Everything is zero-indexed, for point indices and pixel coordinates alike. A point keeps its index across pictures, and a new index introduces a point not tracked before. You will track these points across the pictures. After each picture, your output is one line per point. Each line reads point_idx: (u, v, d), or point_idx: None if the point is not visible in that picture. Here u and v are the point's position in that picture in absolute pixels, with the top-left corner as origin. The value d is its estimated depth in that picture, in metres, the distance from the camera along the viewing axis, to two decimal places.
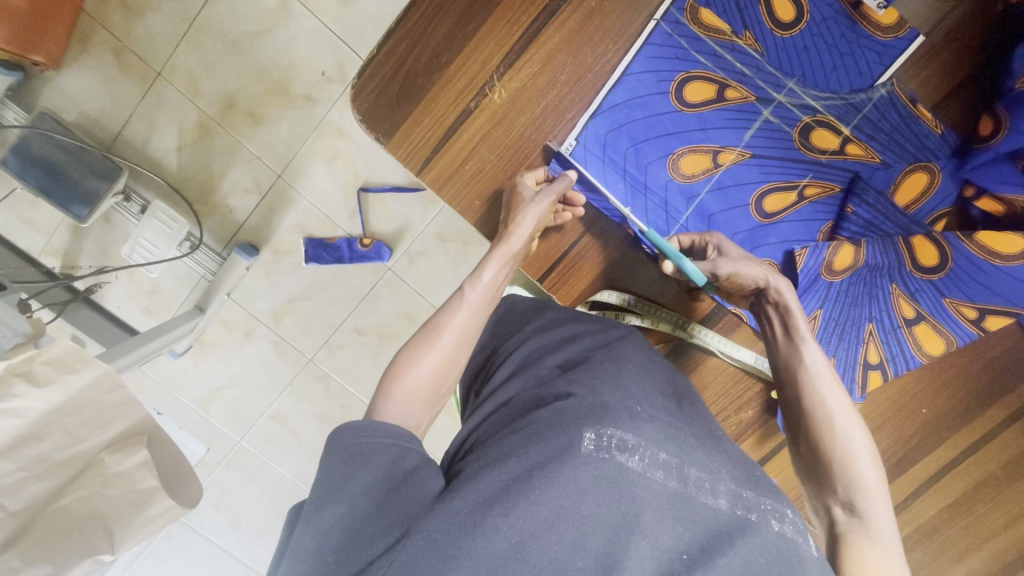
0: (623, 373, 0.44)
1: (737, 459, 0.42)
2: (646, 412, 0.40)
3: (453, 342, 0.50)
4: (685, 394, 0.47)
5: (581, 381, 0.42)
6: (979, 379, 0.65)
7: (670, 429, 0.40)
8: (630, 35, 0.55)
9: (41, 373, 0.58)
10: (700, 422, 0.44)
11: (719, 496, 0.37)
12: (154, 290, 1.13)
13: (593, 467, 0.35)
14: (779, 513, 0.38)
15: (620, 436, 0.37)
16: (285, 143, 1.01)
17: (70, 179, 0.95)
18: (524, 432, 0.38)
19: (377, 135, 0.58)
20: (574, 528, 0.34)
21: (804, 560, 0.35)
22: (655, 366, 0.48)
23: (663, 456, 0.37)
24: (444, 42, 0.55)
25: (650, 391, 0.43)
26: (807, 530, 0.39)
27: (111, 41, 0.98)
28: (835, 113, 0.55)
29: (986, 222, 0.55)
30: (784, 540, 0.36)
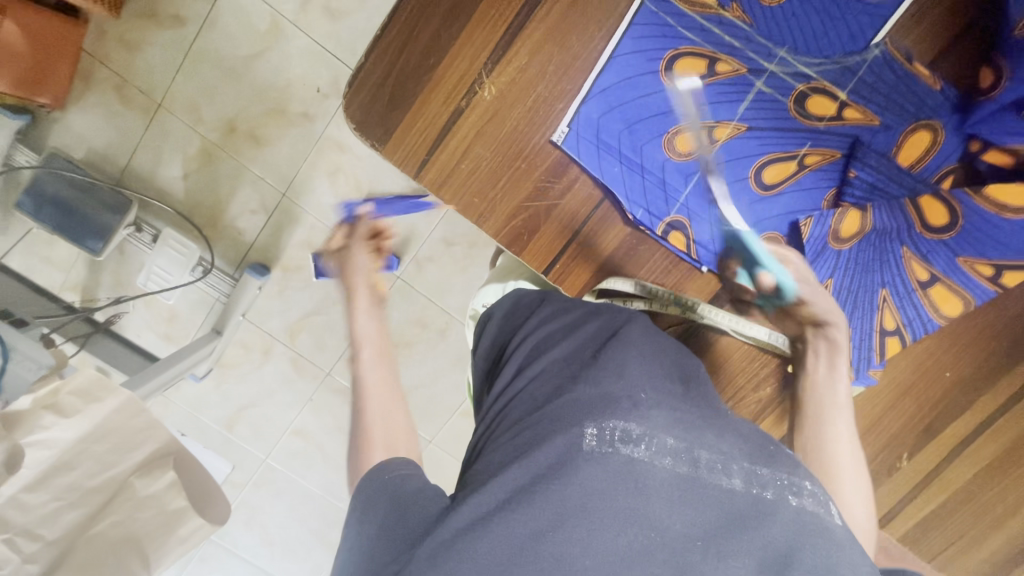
0: (628, 358, 0.42)
1: (750, 434, 0.40)
2: (651, 399, 0.39)
3: (377, 397, 0.54)
4: (693, 377, 0.46)
5: (582, 370, 0.41)
6: (1004, 338, 0.63)
7: (679, 411, 0.38)
8: (614, 19, 0.55)
9: (67, 403, 0.61)
10: (709, 401, 0.42)
11: (734, 477, 0.36)
12: (171, 317, 1.15)
13: (597, 464, 0.34)
14: (796, 488, 0.37)
15: (624, 427, 0.36)
16: (287, 162, 1.02)
17: (84, 215, 0.98)
18: (525, 431, 0.37)
19: (372, 142, 0.58)
20: (583, 528, 0.33)
21: (825, 536, 0.35)
22: (661, 347, 0.46)
23: (670, 442, 0.36)
24: (430, 44, 0.55)
25: (657, 372, 0.41)
26: (828, 499, 0.38)
27: (111, 77, 1.00)
28: (830, 79, 0.55)
29: (994, 175, 0.54)
30: (803, 517, 0.35)
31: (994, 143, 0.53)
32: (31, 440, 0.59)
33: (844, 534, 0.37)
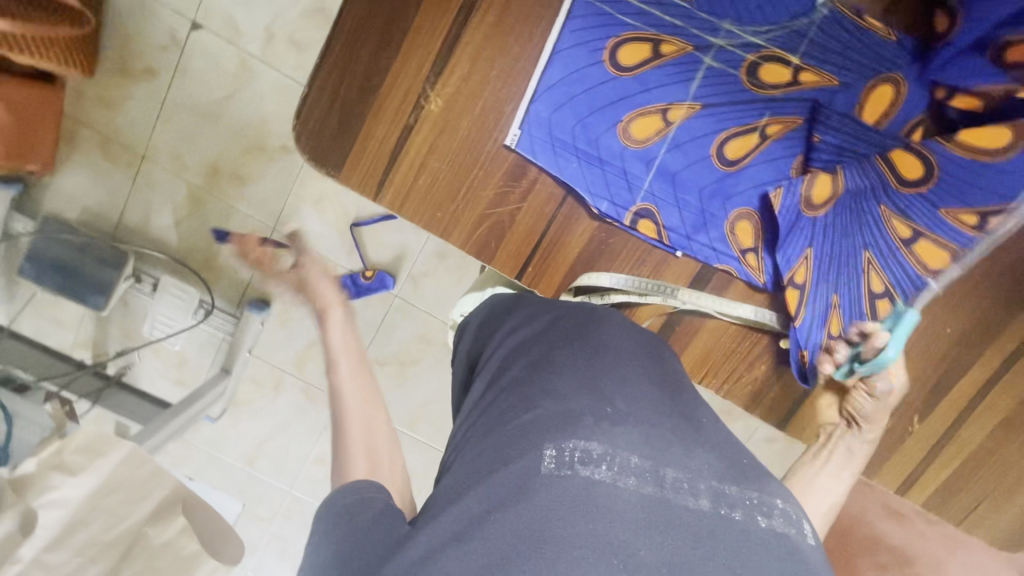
0: (591, 372, 0.40)
1: (722, 448, 0.38)
2: (614, 416, 0.36)
3: (357, 410, 0.56)
4: (677, 385, 0.44)
5: (542, 389, 0.39)
6: (1004, 286, 0.61)
7: (646, 427, 0.36)
8: (551, 16, 0.54)
9: (73, 462, 0.63)
10: (680, 411, 0.40)
11: (700, 497, 0.33)
12: (181, 361, 1.17)
13: (553, 486, 0.32)
14: (765, 507, 0.34)
15: (584, 447, 0.34)
16: (273, 196, 1.03)
17: (83, 273, 1.00)
18: (480, 457, 0.35)
19: (327, 169, 0.58)
20: (537, 560, 0.29)
21: (796, 560, 0.32)
22: (631, 356, 0.44)
23: (634, 461, 0.34)
24: (371, 65, 0.55)
25: (628, 382, 0.40)
26: (800, 518, 0.35)
27: (93, 135, 1.02)
28: (780, 45, 0.54)
29: (965, 120, 0.51)
30: (772, 540, 0.32)
31: (959, 87, 0.50)
32: (44, 501, 0.61)
33: (819, 556, 0.34)
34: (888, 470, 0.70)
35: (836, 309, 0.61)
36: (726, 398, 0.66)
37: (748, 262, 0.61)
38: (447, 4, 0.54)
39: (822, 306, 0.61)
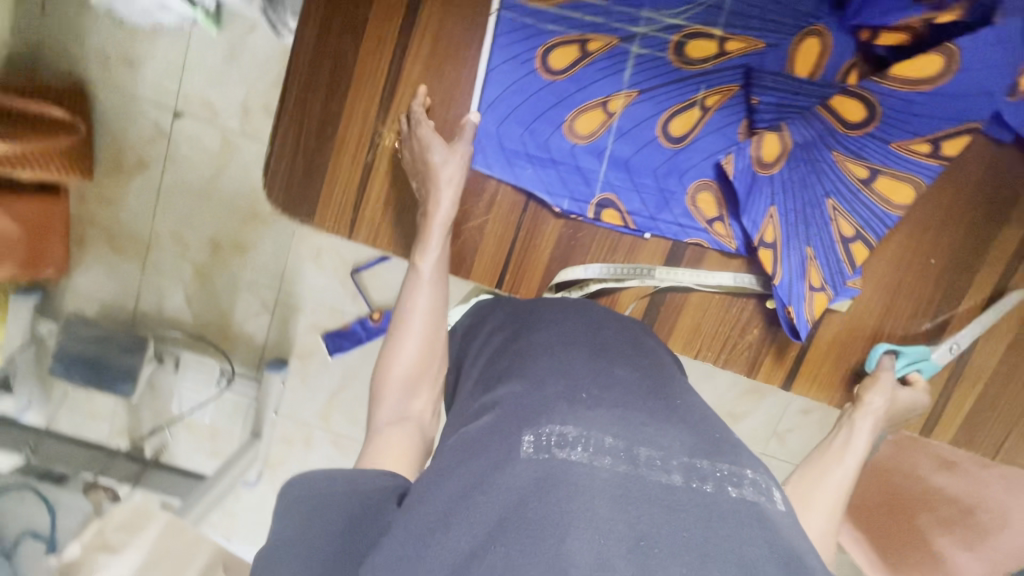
0: (571, 365, 0.41)
1: (698, 424, 0.38)
2: (590, 399, 0.37)
3: (426, 322, 0.55)
4: (659, 367, 0.45)
5: (517, 386, 0.39)
6: (978, 208, 0.61)
7: (620, 411, 0.37)
8: (479, 39, 0.57)
9: (116, 538, 0.72)
10: (661, 394, 0.40)
11: (673, 472, 0.32)
12: (212, 433, 1.17)
13: (530, 468, 0.32)
14: (737, 478, 0.33)
15: (559, 432, 0.34)
16: (273, 259, 1.07)
17: (109, 362, 1.06)
18: (464, 450, 0.35)
19: (301, 216, 0.62)
20: (511, 544, 0.29)
21: (771, 529, 0.31)
22: (602, 347, 0.45)
23: (609, 441, 0.34)
24: (324, 113, 0.59)
25: (602, 369, 0.41)
26: (773, 487, 0.34)
27: (100, 233, 1.08)
28: (699, 22, 0.56)
29: (896, 55, 0.54)
30: (744, 509, 0.31)
31: (880, 28, 0.53)
32: None
33: (791, 524, 0.33)
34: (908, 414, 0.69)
35: (813, 261, 0.60)
36: (724, 368, 0.67)
37: (716, 231, 0.62)
38: (381, 46, 0.57)
39: (799, 260, 0.60)
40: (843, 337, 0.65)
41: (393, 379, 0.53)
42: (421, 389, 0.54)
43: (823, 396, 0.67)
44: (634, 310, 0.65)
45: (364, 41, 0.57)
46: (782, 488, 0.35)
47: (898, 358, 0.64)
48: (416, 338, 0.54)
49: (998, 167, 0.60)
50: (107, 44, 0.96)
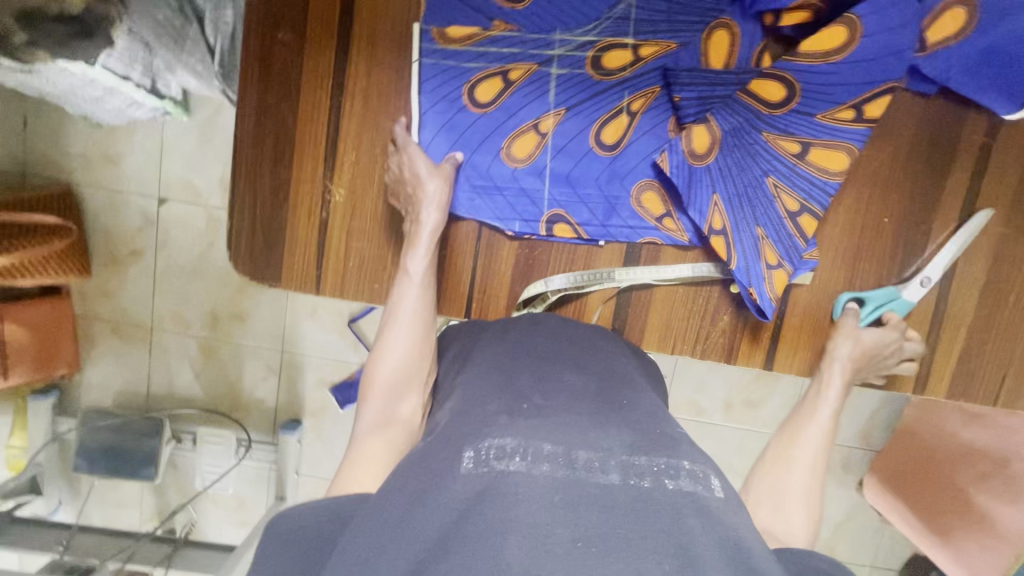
0: (519, 382, 0.48)
1: (640, 424, 0.45)
2: (530, 410, 0.45)
3: (409, 323, 0.58)
4: (609, 374, 0.52)
5: (465, 409, 0.46)
6: (919, 159, 0.62)
7: (559, 422, 0.43)
8: (406, 85, 0.60)
9: None
10: (605, 400, 0.47)
11: (610, 472, 0.39)
12: (240, 503, 1.43)
13: (471, 481, 0.38)
14: (673, 470, 0.40)
15: (498, 445, 0.40)
16: (271, 321, 1.35)
17: (132, 449, 1.32)
18: (410, 467, 0.42)
19: (269, 280, 0.65)
20: (461, 548, 0.35)
21: (700, 511, 0.37)
22: (547, 363, 0.52)
23: (548, 448, 0.40)
24: (274, 181, 0.62)
25: (551, 381, 0.49)
26: (710, 473, 0.41)
27: (106, 326, 1.37)
28: (610, 34, 0.59)
29: (802, 33, 0.58)
30: (680, 498, 0.38)
31: (781, 10, 0.56)
32: None
33: (725, 505, 0.39)
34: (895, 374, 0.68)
35: (766, 240, 0.61)
36: (704, 359, 0.67)
37: (666, 226, 0.63)
38: (316, 109, 0.60)
39: (752, 242, 0.61)
40: (814, 307, 0.66)
41: (379, 382, 0.57)
42: (408, 392, 0.56)
43: (806, 369, 0.67)
44: (603, 316, 0.66)
45: (300, 107, 0.60)
46: (719, 475, 0.41)
47: (863, 305, 0.65)
48: (403, 338, 0.58)
49: (931, 118, 0.61)
50: (88, 149, 1.30)
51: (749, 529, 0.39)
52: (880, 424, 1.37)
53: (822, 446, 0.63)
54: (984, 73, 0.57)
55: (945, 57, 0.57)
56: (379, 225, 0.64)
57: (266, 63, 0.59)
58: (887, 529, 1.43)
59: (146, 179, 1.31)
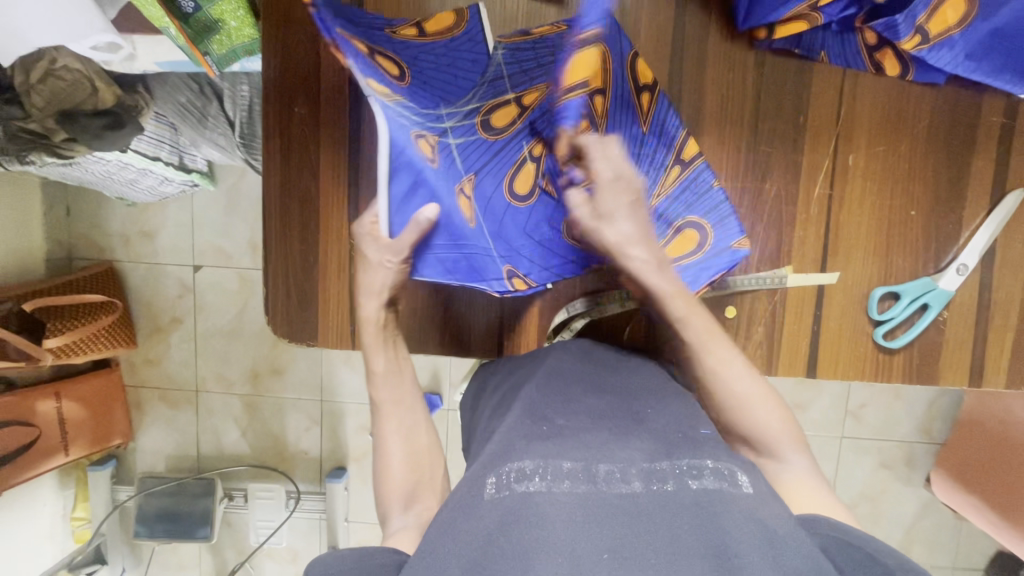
0: (541, 400, 0.47)
1: (660, 430, 0.44)
2: (550, 429, 0.44)
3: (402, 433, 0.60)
4: (636, 389, 0.51)
5: (494, 434, 0.46)
6: (938, 146, 0.61)
7: (580, 439, 0.43)
8: (346, 169, 0.63)
9: None
10: (624, 411, 0.47)
11: (632, 480, 0.39)
12: (294, 555, 1.45)
13: (494, 506, 0.38)
14: (696, 470, 0.40)
15: (518, 467, 0.40)
16: (308, 372, 1.39)
17: (187, 510, 1.36)
18: (447, 505, 0.41)
19: (307, 340, 0.67)
20: (498, 567, 0.35)
21: (727, 507, 0.37)
22: (567, 382, 0.51)
23: (567, 466, 0.40)
24: (304, 246, 0.65)
25: (572, 399, 0.48)
26: (737, 470, 0.40)
27: (153, 393, 1.43)
28: (490, 97, 0.53)
29: (788, 46, 0.60)
30: (705, 497, 0.38)
31: (773, 24, 0.57)
32: None
33: (753, 500, 0.39)
34: (947, 367, 0.65)
35: None
36: None
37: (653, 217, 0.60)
38: (336, 170, 0.63)
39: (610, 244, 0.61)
40: (850, 307, 0.64)
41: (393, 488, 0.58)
42: (424, 496, 0.59)
43: (852, 373, 0.65)
44: (634, 329, 0.66)
45: (321, 173, 0.63)
46: (746, 471, 0.41)
47: (899, 300, 0.63)
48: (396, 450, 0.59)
49: (945, 108, 0.61)
50: (126, 227, 1.38)
51: (783, 513, 0.39)
52: (939, 414, 1.32)
53: (726, 347, 0.56)
54: (993, 55, 0.56)
55: (950, 46, 0.56)
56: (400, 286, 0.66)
57: (287, 136, 0.63)
58: (965, 524, 1.35)
59: (181, 250, 1.38)
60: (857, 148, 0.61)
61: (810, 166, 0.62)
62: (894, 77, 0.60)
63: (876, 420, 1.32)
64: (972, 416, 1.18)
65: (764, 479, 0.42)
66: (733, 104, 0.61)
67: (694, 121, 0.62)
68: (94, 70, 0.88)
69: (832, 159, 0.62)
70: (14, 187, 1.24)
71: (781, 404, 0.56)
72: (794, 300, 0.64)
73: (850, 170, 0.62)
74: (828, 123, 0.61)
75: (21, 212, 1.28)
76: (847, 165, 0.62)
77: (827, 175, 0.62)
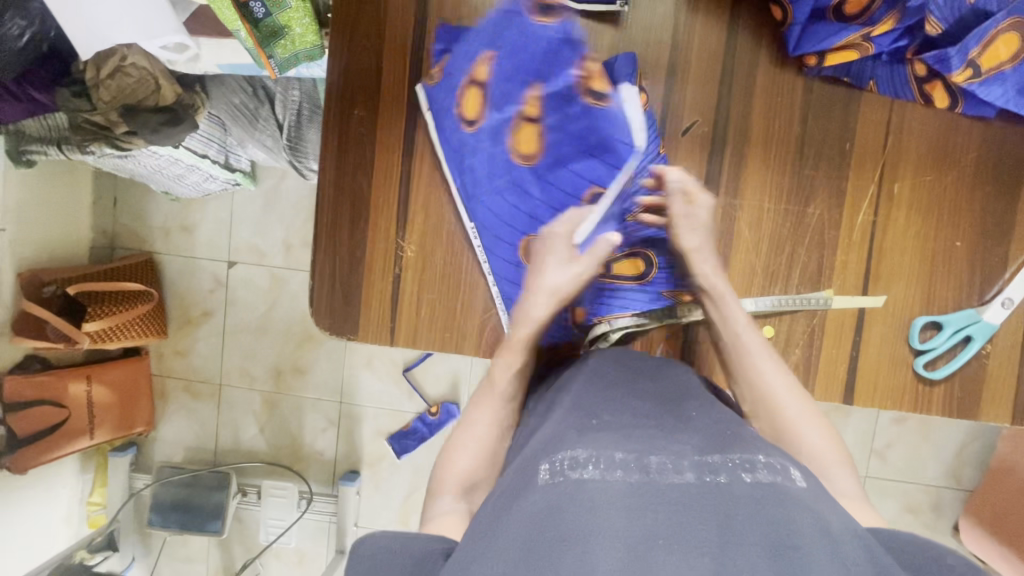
0: (590, 399, 0.50)
1: (709, 429, 0.46)
2: (600, 424, 0.46)
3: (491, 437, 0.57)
4: (685, 393, 0.52)
5: (541, 429, 0.48)
6: (986, 178, 0.61)
7: (627, 434, 0.44)
8: (398, 170, 0.66)
9: None
10: (671, 410, 0.49)
11: (685, 471, 0.40)
12: (301, 557, 1.45)
13: (548, 491, 0.39)
14: (749, 464, 0.41)
15: (571, 456, 0.42)
16: (330, 373, 1.41)
17: (201, 502, 1.37)
18: (497, 493, 0.43)
19: (347, 334, 0.68)
20: (556, 550, 0.35)
21: (785, 497, 0.38)
22: (615, 386, 0.52)
23: (620, 455, 0.41)
24: (351, 242, 0.67)
25: (616, 399, 0.50)
26: (788, 466, 0.41)
27: (179, 384, 1.46)
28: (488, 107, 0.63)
29: (835, 72, 0.61)
30: (759, 488, 0.38)
31: (825, 51, 0.58)
32: None
33: (809, 494, 0.39)
34: (987, 403, 0.63)
35: None
36: None
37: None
38: (388, 175, 0.66)
39: None
40: (889, 335, 0.64)
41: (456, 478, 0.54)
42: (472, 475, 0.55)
43: (889, 403, 0.64)
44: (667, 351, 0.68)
45: (374, 175, 0.66)
46: (798, 467, 0.42)
47: (940, 331, 0.63)
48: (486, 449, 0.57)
49: (994, 143, 0.61)
50: (167, 221, 1.43)
51: (842, 514, 0.39)
52: (968, 460, 1.28)
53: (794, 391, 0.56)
54: None
55: (1002, 81, 0.56)
56: (442, 289, 0.67)
57: (344, 137, 0.65)
58: None
59: (218, 245, 1.42)
60: (902, 177, 0.62)
61: (853, 193, 0.62)
62: (943, 108, 0.61)
63: (901, 461, 1.29)
64: (1004, 464, 1.15)
65: (817, 480, 0.42)
66: (779, 128, 0.62)
67: (740, 141, 0.63)
68: (158, 69, 0.91)
69: (877, 186, 0.62)
70: (67, 176, 1.30)
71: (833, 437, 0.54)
72: (834, 324, 0.64)
73: (894, 198, 0.62)
74: (874, 150, 0.62)
75: (71, 201, 1.33)
76: (892, 194, 0.62)
77: (871, 202, 0.62)
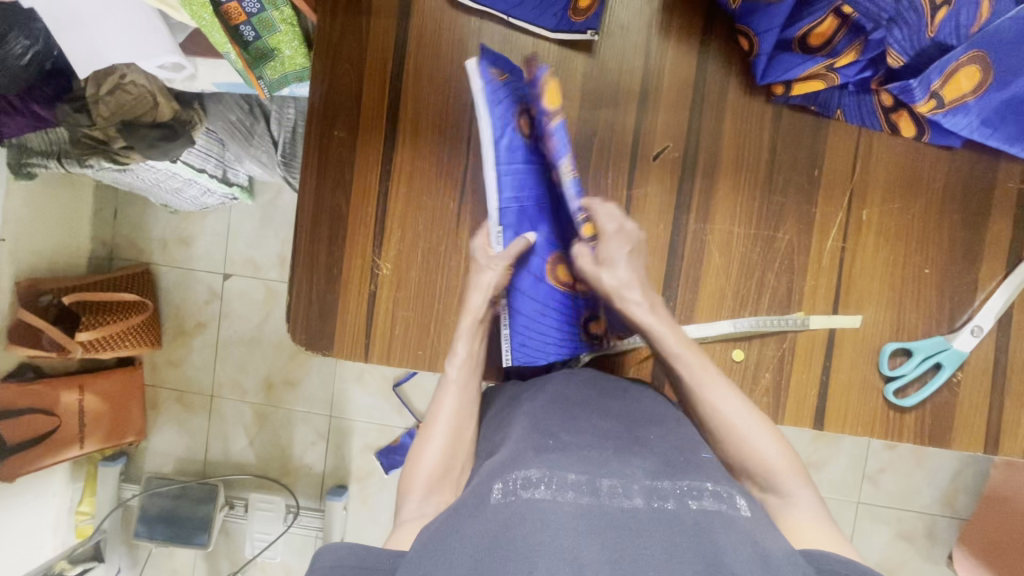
0: (548, 418, 0.50)
1: (663, 453, 0.46)
2: (557, 445, 0.46)
3: (451, 419, 0.56)
4: (643, 415, 0.53)
5: (498, 449, 0.49)
6: (955, 205, 0.62)
7: (582, 456, 0.45)
8: (375, 189, 0.67)
9: None
10: (625, 432, 0.49)
11: (634, 496, 0.41)
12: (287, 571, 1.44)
13: (499, 509, 0.40)
14: (697, 491, 0.41)
15: (525, 475, 0.42)
16: (320, 386, 1.42)
17: (187, 514, 1.37)
18: (451, 513, 0.43)
19: (323, 350, 0.69)
20: (500, 567, 0.36)
21: (726, 527, 0.39)
22: (574, 405, 0.53)
23: (572, 478, 0.42)
24: (329, 260, 0.68)
25: (571, 419, 0.50)
26: (734, 494, 0.42)
27: (171, 394, 1.47)
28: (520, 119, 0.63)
29: (803, 99, 0.62)
30: (703, 516, 0.39)
31: (791, 81, 0.60)
32: None
33: (751, 523, 0.40)
34: (960, 431, 0.63)
35: None
36: None
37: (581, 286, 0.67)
38: (366, 194, 0.67)
39: None
40: (861, 361, 0.64)
41: (420, 477, 0.53)
42: (445, 488, 0.53)
43: (861, 429, 0.64)
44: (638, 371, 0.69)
45: (352, 192, 0.67)
46: (744, 496, 0.42)
47: (911, 357, 0.63)
48: (439, 440, 0.55)
49: (961, 171, 0.62)
50: (166, 233, 1.45)
51: (781, 541, 0.40)
52: (964, 487, 1.26)
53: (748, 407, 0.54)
54: (1007, 124, 0.58)
55: (966, 112, 0.57)
56: (418, 305, 0.68)
57: (324, 156, 0.67)
58: None
59: (214, 258, 1.44)
60: (870, 205, 0.63)
61: (822, 219, 0.63)
62: (910, 138, 0.61)
63: (895, 487, 1.27)
64: (998, 493, 1.13)
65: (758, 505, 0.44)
66: (749, 154, 0.63)
67: (710, 167, 0.64)
68: (157, 86, 0.94)
69: (846, 213, 0.63)
70: (68, 188, 1.33)
71: (787, 445, 0.53)
72: (804, 349, 0.64)
73: (863, 225, 0.63)
74: (842, 177, 0.63)
75: (71, 212, 1.36)
76: (860, 221, 0.63)
77: (840, 229, 0.63)
